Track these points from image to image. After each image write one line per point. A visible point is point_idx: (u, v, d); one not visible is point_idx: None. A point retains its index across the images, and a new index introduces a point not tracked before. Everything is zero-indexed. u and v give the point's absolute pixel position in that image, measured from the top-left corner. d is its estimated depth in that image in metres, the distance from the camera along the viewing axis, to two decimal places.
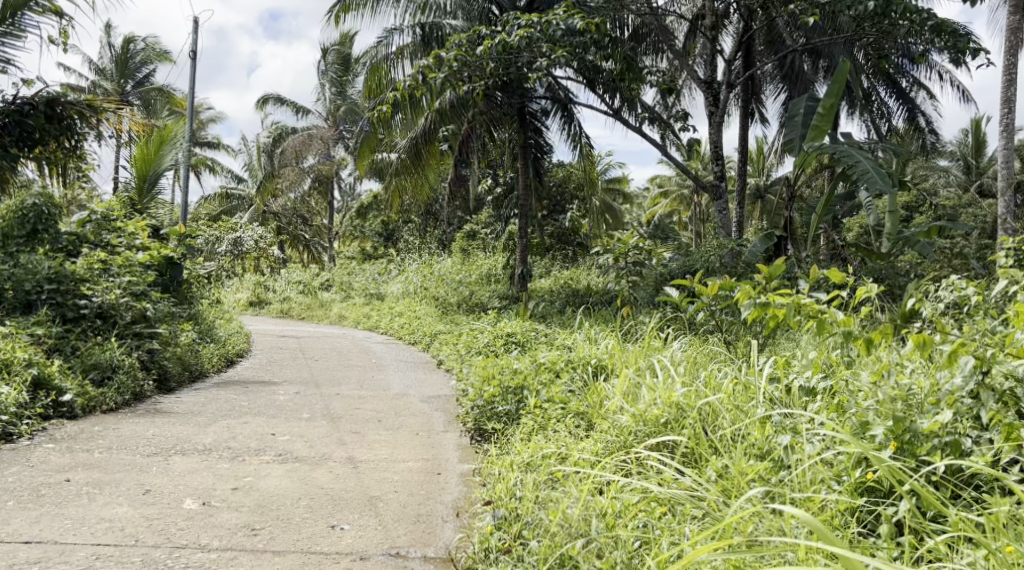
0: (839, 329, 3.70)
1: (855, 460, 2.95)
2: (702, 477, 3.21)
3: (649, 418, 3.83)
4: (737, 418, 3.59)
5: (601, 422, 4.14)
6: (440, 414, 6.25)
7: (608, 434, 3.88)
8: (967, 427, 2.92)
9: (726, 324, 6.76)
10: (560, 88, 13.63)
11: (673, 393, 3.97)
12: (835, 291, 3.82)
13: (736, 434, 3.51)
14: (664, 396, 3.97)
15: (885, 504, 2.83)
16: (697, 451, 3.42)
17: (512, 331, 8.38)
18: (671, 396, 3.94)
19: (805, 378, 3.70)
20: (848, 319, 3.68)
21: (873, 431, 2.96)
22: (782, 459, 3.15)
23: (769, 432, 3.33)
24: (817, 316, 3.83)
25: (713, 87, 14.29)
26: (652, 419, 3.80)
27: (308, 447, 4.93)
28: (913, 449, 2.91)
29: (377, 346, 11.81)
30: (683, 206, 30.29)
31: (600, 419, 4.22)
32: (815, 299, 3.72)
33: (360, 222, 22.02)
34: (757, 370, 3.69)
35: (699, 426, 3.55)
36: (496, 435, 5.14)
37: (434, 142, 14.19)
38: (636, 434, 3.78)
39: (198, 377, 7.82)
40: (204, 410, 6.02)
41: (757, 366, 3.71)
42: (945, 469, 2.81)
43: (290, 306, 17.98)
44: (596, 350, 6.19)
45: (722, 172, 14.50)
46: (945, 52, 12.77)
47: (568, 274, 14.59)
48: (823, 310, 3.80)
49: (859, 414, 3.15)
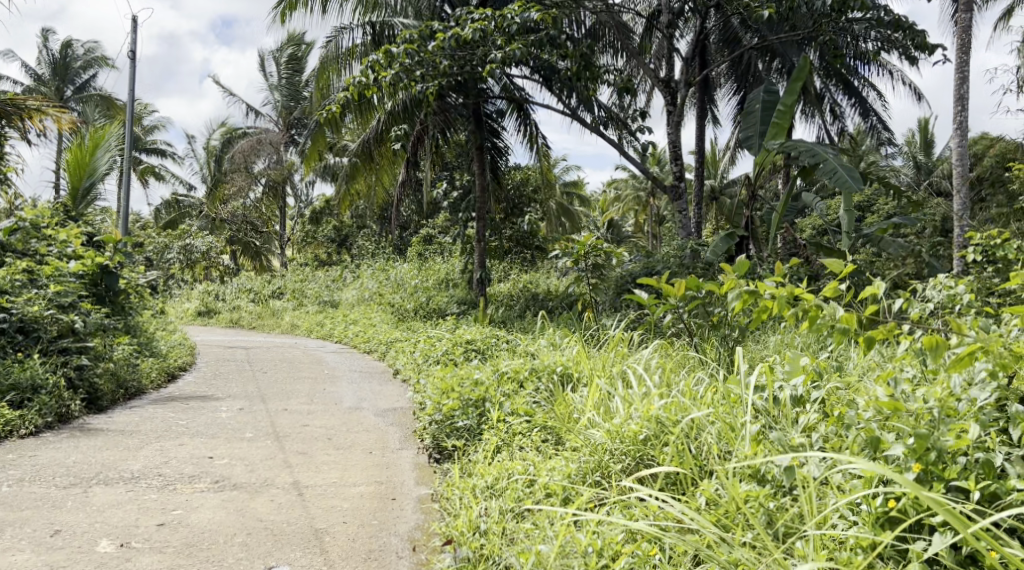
0: (837, 328, 3.41)
1: (870, 486, 2.66)
2: (693, 508, 2.89)
3: (626, 434, 3.48)
4: (726, 433, 3.29)
5: (571, 438, 3.80)
6: (396, 429, 5.82)
7: (581, 453, 3.53)
8: (996, 442, 2.64)
9: (695, 327, 6.43)
10: (514, 87, 13.27)
11: (651, 405, 3.63)
12: (833, 287, 3.53)
13: (726, 454, 3.19)
14: (641, 408, 3.63)
15: (911, 538, 2.55)
16: (686, 474, 3.10)
17: (471, 338, 7.98)
18: (649, 408, 3.60)
19: (798, 386, 3.39)
20: (847, 319, 3.39)
21: (892, 449, 2.66)
22: (784, 483, 2.84)
23: (765, 452, 3.02)
24: (812, 314, 3.53)
25: (670, 86, 14.06)
26: (630, 433, 3.46)
27: (248, 472, 4.48)
28: (939, 471, 2.60)
29: (330, 355, 11.33)
30: (640, 209, 30.23)
31: (570, 435, 3.88)
32: (811, 297, 3.43)
33: (313, 227, 21.42)
34: (747, 380, 3.39)
35: (685, 445, 3.23)
36: (458, 452, 4.76)
37: (386, 143, 13.73)
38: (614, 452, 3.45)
39: (135, 394, 7.29)
40: (136, 431, 5.52)
41: (747, 377, 3.40)
42: (978, 498, 2.52)
43: (240, 315, 17.35)
44: (561, 356, 5.84)
45: (681, 173, 14.26)
46: (901, 49, 12.70)
47: (527, 278, 14.24)
48: (819, 308, 3.51)
49: (868, 429, 2.85)
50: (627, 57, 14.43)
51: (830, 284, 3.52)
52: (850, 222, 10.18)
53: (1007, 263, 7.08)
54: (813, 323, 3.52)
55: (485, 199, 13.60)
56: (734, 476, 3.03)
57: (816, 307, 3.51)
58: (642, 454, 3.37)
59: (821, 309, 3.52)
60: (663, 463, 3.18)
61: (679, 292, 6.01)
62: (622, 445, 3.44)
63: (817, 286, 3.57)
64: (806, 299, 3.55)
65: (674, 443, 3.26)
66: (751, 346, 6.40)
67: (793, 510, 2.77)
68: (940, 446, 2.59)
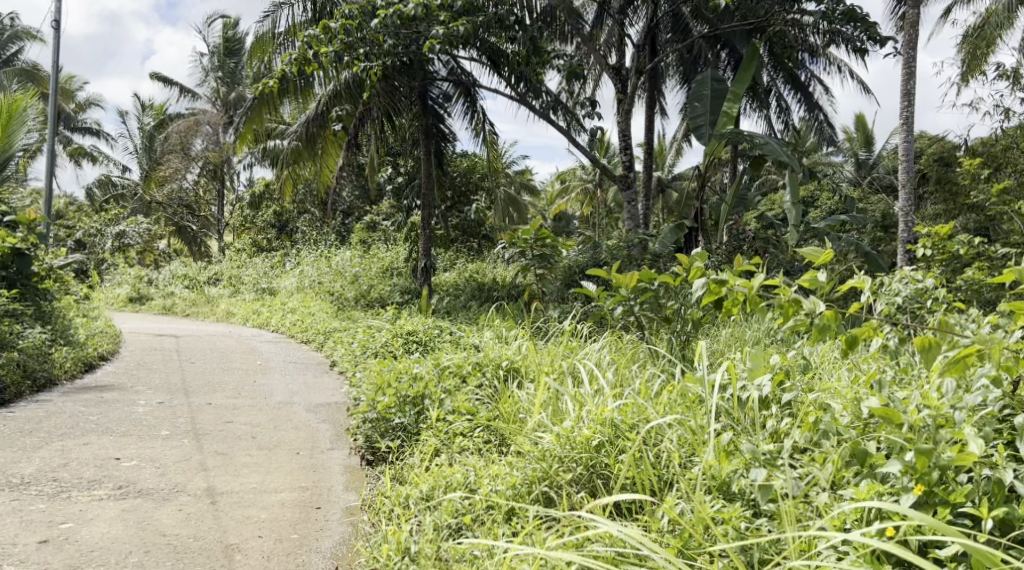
0: (820, 327, 3.15)
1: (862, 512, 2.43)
2: (657, 537, 2.61)
3: (576, 441, 3.15)
4: (689, 439, 3.02)
5: (517, 442, 3.47)
6: (329, 428, 5.40)
7: (526, 461, 3.21)
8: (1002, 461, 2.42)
9: (647, 322, 6.13)
10: (460, 71, 12.88)
11: (604, 407, 3.32)
12: (813, 280, 3.28)
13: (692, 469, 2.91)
14: (594, 411, 3.31)
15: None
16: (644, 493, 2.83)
17: (413, 329, 7.58)
18: (602, 411, 3.28)
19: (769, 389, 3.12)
20: (828, 316, 3.14)
21: (888, 468, 2.45)
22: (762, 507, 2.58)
23: (735, 465, 2.76)
24: (792, 311, 3.27)
25: (620, 73, 13.84)
26: (581, 438, 3.16)
27: (156, 476, 4.02)
28: (944, 496, 2.39)
29: (265, 345, 10.80)
30: (588, 201, 30.08)
31: (516, 438, 3.55)
32: (793, 293, 3.18)
33: (252, 212, 20.49)
34: (715, 383, 3.13)
35: (642, 453, 2.94)
36: (394, 453, 4.39)
37: (327, 125, 13.17)
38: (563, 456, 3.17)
39: (45, 386, 6.72)
40: (36, 428, 5.00)
41: (715, 379, 3.14)
42: (989, 526, 2.32)
43: (173, 302, 16.64)
44: (506, 349, 5.51)
45: (631, 163, 14.00)
46: (850, 42, 12.63)
47: (473, 267, 13.88)
48: (801, 306, 3.25)
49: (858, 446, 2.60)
50: (577, 43, 14.14)
51: (808, 278, 3.30)
52: (796, 216, 10.06)
53: (960, 257, 6.95)
54: (792, 322, 3.26)
55: (431, 186, 13.14)
56: (702, 494, 2.77)
57: (793, 303, 3.28)
58: (596, 462, 3.08)
59: (798, 306, 3.30)
60: (619, 476, 2.90)
61: (630, 284, 5.81)
62: (571, 449, 3.14)
63: (794, 280, 3.35)
64: (783, 294, 3.33)
65: (632, 451, 2.99)
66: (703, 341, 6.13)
67: (773, 538, 2.51)
68: (944, 464, 2.37)
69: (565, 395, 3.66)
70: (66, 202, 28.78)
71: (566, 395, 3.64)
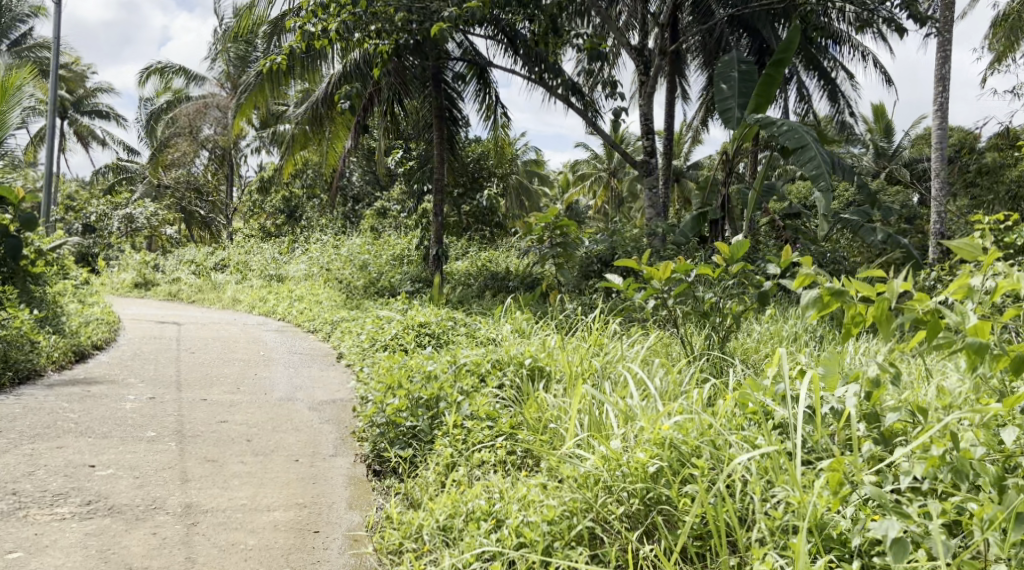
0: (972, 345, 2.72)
1: None
2: None
3: (630, 468, 2.79)
4: (775, 472, 2.68)
5: (551, 460, 3.06)
6: (333, 431, 4.88)
7: (567, 488, 2.82)
8: None
9: (680, 316, 5.58)
10: (474, 50, 12.34)
11: (657, 426, 2.93)
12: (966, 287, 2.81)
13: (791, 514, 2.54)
14: (647, 432, 2.92)
15: None
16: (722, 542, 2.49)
17: (425, 320, 7.05)
18: (657, 432, 2.90)
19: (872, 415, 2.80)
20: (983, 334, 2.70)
21: None
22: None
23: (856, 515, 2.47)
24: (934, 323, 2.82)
25: (642, 54, 13.29)
26: (637, 464, 2.79)
27: (130, 489, 3.50)
28: None
29: (271, 334, 10.28)
30: (602, 190, 29.44)
31: (546, 456, 3.13)
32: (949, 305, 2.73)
33: (261, 197, 19.99)
34: (806, 407, 2.73)
35: (723, 492, 2.58)
36: (409, 464, 3.90)
37: (334, 106, 12.62)
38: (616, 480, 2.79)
39: (27, 379, 6.22)
40: (7, 428, 4.50)
41: (806, 403, 2.74)
42: None
43: (180, 288, 16.16)
44: (525, 347, 5.01)
45: (652, 148, 13.40)
46: (885, 24, 11.99)
47: (486, 255, 13.34)
48: (947, 320, 2.79)
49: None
50: (597, 23, 13.54)
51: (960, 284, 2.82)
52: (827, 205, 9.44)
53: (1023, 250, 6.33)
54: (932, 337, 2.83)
55: (442, 171, 12.57)
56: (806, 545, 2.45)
57: (936, 316, 2.83)
58: (655, 495, 2.71)
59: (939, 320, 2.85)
60: (692, 515, 2.54)
61: (663, 276, 5.16)
62: (628, 476, 2.77)
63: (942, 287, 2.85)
64: (924, 304, 2.85)
65: (704, 486, 2.62)
66: (740, 340, 5.59)
67: None
68: None
69: (610, 405, 3.25)
70: (75, 185, 28.38)
71: (614, 408, 3.23)
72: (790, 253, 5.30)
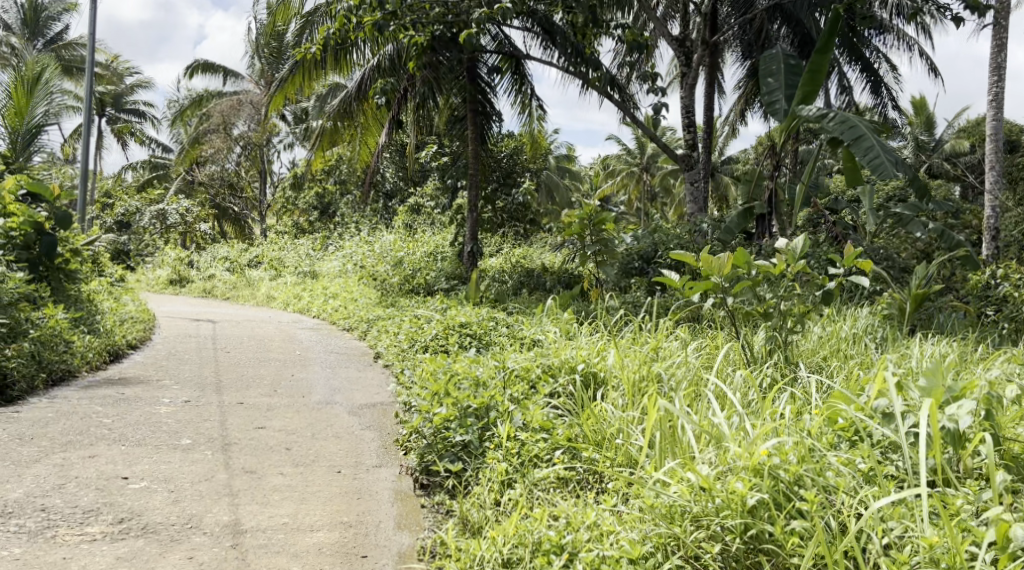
0: None
1: None
2: None
3: (728, 502, 2.62)
4: (894, 508, 2.53)
5: (633, 489, 2.89)
6: (374, 439, 4.64)
7: (657, 525, 2.67)
8: None
9: (738, 317, 5.27)
10: (509, 41, 11.99)
11: (749, 454, 2.75)
12: None
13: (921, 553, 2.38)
14: (742, 460, 2.74)
15: None
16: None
17: (465, 320, 6.80)
18: (752, 462, 2.72)
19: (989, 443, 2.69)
20: None
21: None
22: None
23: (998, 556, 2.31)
24: None
25: (684, 44, 12.91)
26: (734, 496, 2.61)
27: (165, 505, 3.28)
28: None
29: (305, 332, 10.12)
30: (635, 186, 29.03)
31: (625, 484, 2.96)
32: None
33: (294, 193, 19.87)
34: (924, 437, 2.51)
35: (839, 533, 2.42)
36: (461, 482, 3.63)
37: (368, 99, 12.36)
38: (712, 515, 2.62)
39: (60, 381, 6.05)
40: (39, 435, 4.31)
41: (924, 432, 2.52)
42: None
43: (214, 285, 16.08)
44: (573, 351, 4.76)
45: (694, 142, 13.02)
46: (939, 11, 11.50)
47: (521, 251, 13.08)
48: None
49: None
50: (636, 13, 13.17)
51: None
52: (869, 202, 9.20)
53: None
54: None
55: (478, 166, 12.29)
56: None
57: None
58: (756, 533, 2.55)
59: None
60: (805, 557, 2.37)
61: (721, 269, 4.86)
62: (726, 512, 2.59)
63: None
64: None
65: (813, 524, 2.45)
66: (800, 345, 5.31)
67: None
68: None
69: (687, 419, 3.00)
70: (112, 182, 28.56)
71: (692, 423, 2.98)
72: (852, 251, 5.12)
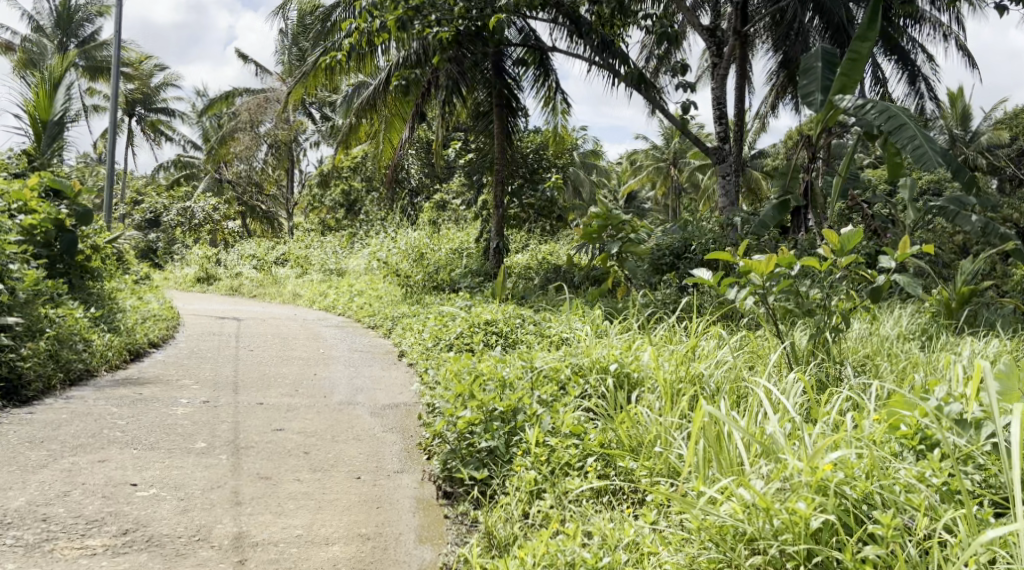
0: None
1: None
2: None
3: (791, 526, 2.43)
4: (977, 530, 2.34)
5: (681, 507, 2.70)
6: (396, 442, 4.43)
7: (713, 550, 2.50)
8: None
9: (779, 313, 5.01)
10: (535, 35, 11.73)
11: (812, 474, 2.55)
12: None
13: None
14: (805, 478, 2.55)
15: None
16: None
17: (491, 317, 6.58)
18: (816, 480, 2.53)
19: None
20: None
21: None
22: None
23: None
24: None
25: (715, 34, 12.59)
26: (796, 518, 2.44)
27: (173, 515, 3.10)
28: None
29: (329, 330, 9.95)
30: (662, 181, 28.65)
31: (672, 500, 2.76)
32: None
33: (320, 191, 19.78)
34: (1011, 453, 2.30)
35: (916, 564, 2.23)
36: (488, 491, 3.42)
37: (392, 93, 12.16)
38: (772, 538, 2.44)
39: (79, 381, 5.90)
40: (49, 438, 4.15)
41: (1010, 447, 2.32)
42: None
43: (241, 283, 16.02)
44: (603, 350, 4.52)
45: (726, 134, 12.68)
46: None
47: (547, 247, 12.85)
48: None
49: None
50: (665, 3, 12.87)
51: None
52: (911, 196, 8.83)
53: None
54: None
55: (503, 161, 12.08)
56: None
57: None
58: (822, 559, 2.36)
59: None
60: None
61: (767, 269, 4.69)
62: (787, 536, 2.41)
63: None
64: None
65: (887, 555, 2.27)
66: (845, 342, 5.04)
67: None
68: None
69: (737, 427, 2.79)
70: (142, 181, 28.71)
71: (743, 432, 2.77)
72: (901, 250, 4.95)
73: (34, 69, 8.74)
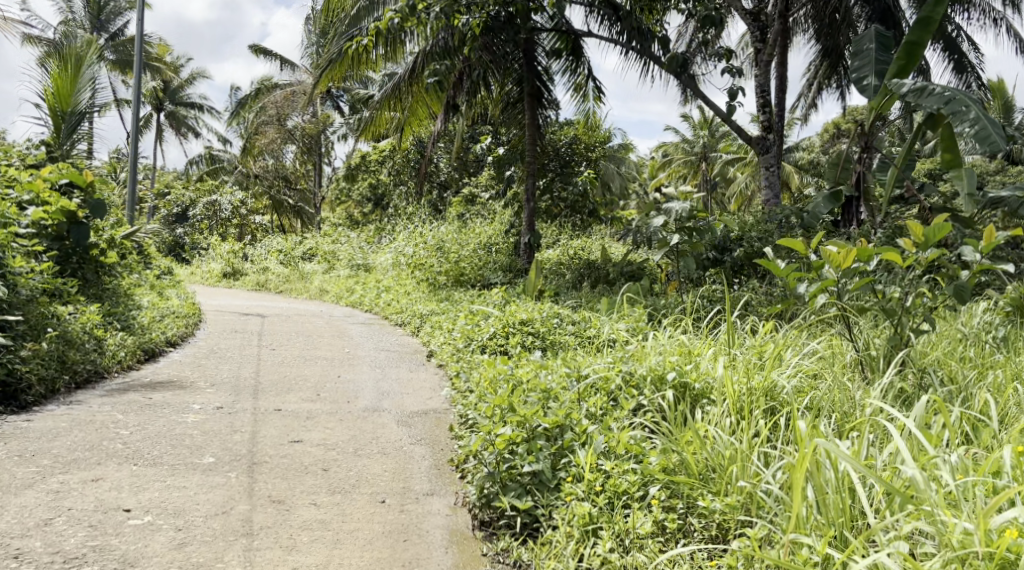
0: None
1: None
2: None
3: None
4: None
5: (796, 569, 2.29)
6: (426, 457, 3.97)
7: None
8: None
9: (854, 314, 4.50)
10: (568, 20, 11.19)
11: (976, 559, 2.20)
12: None
13: None
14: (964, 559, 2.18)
15: None
16: None
17: (527, 317, 6.09)
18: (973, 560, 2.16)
19: None
20: None
21: None
22: None
23: None
24: None
25: (759, 18, 11.95)
26: None
27: (166, 551, 2.71)
28: None
29: (356, 328, 9.51)
30: (694, 175, 27.96)
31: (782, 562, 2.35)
32: None
33: (348, 184, 19.38)
34: None
35: None
36: (532, 525, 2.99)
37: (422, 82, 11.65)
38: None
39: (86, 384, 5.51)
40: (43, 451, 3.76)
41: None
42: None
43: (267, 278, 15.69)
44: (652, 356, 4.04)
45: (770, 123, 12.04)
46: None
47: (581, 242, 12.34)
48: None
49: None
50: None
51: None
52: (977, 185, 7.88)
53: None
54: None
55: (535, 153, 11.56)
56: None
57: None
58: None
59: None
60: None
61: (846, 263, 4.24)
62: None
63: None
64: None
65: None
66: (922, 347, 4.54)
67: None
68: None
69: (848, 461, 2.40)
70: (171, 175, 28.55)
71: (857, 468, 2.38)
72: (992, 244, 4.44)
73: (54, 55, 8.31)
